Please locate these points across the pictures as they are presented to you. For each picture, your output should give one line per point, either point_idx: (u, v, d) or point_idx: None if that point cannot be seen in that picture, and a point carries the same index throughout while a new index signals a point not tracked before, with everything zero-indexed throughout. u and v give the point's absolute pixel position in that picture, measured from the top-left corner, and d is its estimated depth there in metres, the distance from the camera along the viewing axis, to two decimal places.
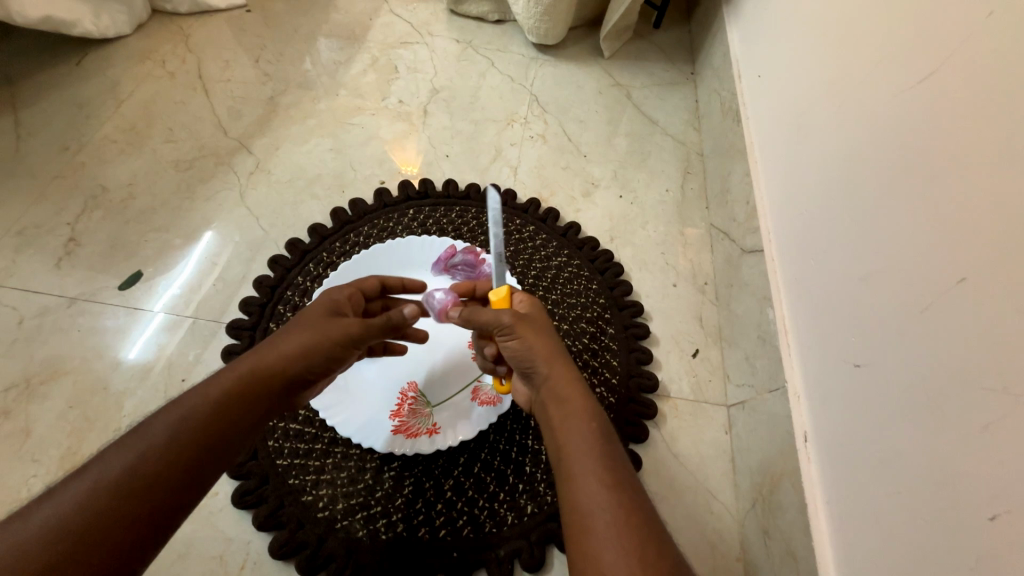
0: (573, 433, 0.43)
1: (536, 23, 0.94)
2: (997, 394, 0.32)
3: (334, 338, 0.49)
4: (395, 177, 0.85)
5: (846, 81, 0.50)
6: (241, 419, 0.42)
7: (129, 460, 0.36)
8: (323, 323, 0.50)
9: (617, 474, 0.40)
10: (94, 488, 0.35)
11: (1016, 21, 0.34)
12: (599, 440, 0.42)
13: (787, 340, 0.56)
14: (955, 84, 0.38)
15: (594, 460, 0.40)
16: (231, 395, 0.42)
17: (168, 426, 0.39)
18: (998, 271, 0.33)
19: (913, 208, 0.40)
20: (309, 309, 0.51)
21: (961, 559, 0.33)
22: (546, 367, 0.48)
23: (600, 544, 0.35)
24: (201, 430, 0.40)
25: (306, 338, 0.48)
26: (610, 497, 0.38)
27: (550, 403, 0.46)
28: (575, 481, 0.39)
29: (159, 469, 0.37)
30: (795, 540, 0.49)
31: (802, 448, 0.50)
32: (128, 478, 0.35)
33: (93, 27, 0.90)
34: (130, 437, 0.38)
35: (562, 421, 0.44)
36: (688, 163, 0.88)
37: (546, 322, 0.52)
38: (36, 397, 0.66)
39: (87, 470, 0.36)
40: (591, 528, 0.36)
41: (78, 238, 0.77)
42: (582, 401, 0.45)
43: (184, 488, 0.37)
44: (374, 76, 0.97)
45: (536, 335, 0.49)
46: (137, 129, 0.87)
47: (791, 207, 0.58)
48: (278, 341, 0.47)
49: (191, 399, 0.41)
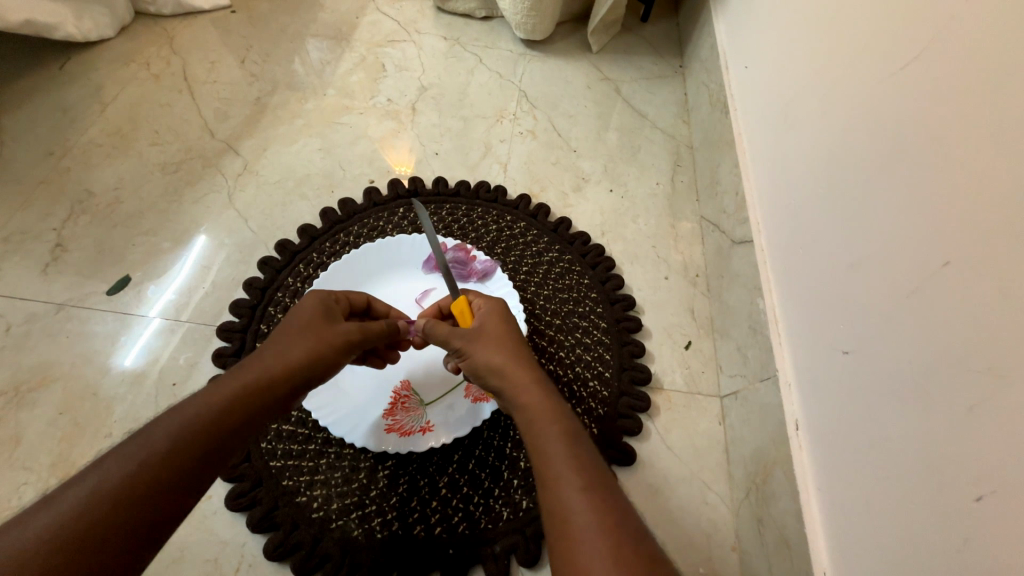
0: (544, 436, 0.42)
1: (523, 18, 0.94)
2: (983, 376, 0.33)
3: (334, 345, 0.50)
4: (385, 175, 0.85)
5: (829, 73, 0.51)
6: (244, 425, 0.42)
7: (129, 467, 0.36)
8: (322, 331, 0.50)
9: (594, 476, 0.39)
10: (91, 496, 0.34)
11: (988, 15, 0.35)
12: (577, 442, 0.42)
13: (777, 331, 0.56)
14: (932, 75, 0.38)
15: (573, 460, 0.40)
16: (234, 400, 0.42)
17: (168, 434, 0.38)
18: (978, 256, 0.34)
19: (900, 195, 0.40)
20: (306, 312, 0.51)
21: (949, 540, 0.33)
22: (499, 381, 0.48)
23: (579, 544, 0.35)
24: (201, 437, 0.39)
25: (310, 346, 0.48)
26: (586, 499, 0.38)
27: (517, 410, 0.46)
28: (555, 482, 0.39)
29: (155, 475, 0.36)
30: (788, 528, 0.49)
31: (793, 436, 0.50)
32: (129, 484, 0.35)
33: (75, 30, 0.89)
34: (129, 443, 0.37)
35: (537, 423, 0.43)
36: (678, 156, 0.88)
37: (505, 330, 0.52)
38: (26, 405, 0.65)
39: (84, 477, 0.35)
40: (569, 528, 0.36)
41: (65, 244, 0.76)
42: (552, 402, 0.45)
43: (181, 495, 0.37)
44: (362, 75, 0.96)
45: (490, 348, 0.49)
46: (123, 133, 0.87)
47: (778, 198, 0.59)
48: (282, 347, 0.47)
49: (193, 406, 0.40)
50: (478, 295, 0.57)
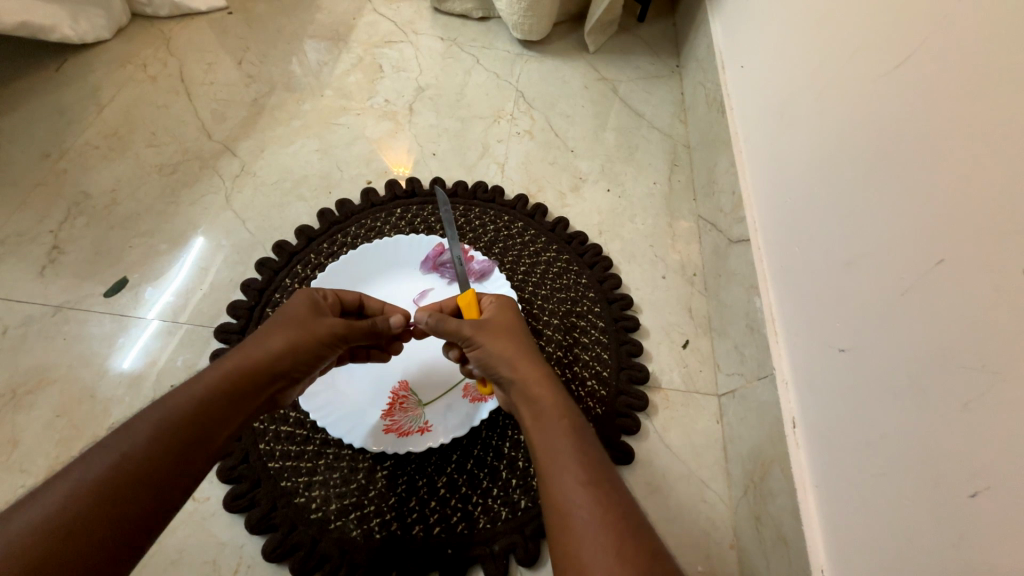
0: (546, 432, 0.42)
1: (520, 19, 0.94)
2: (977, 372, 0.33)
3: (320, 337, 0.50)
4: (383, 176, 0.85)
5: (824, 70, 0.51)
6: (228, 417, 0.42)
7: (113, 460, 0.36)
8: (307, 323, 0.50)
9: (593, 470, 0.39)
10: (76, 490, 0.34)
11: (979, 15, 0.35)
12: (574, 436, 0.42)
13: (773, 329, 0.56)
14: (923, 75, 0.39)
15: (570, 456, 0.40)
16: (218, 393, 0.42)
17: (152, 427, 0.38)
18: (973, 253, 0.34)
19: (895, 190, 0.40)
20: (291, 307, 0.51)
21: (946, 536, 0.33)
22: (508, 370, 0.48)
23: (580, 540, 0.35)
24: (186, 429, 0.39)
25: (292, 336, 0.48)
26: (586, 494, 0.37)
27: (523, 403, 0.46)
28: (555, 477, 0.39)
29: (142, 468, 0.36)
30: (785, 525, 0.49)
31: (790, 433, 0.50)
32: (116, 477, 0.35)
33: (72, 32, 0.89)
34: (114, 437, 0.37)
35: (539, 419, 0.44)
36: (675, 155, 0.89)
37: (510, 325, 0.52)
38: (23, 407, 0.65)
39: (68, 472, 0.34)
40: (569, 524, 0.36)
41: (62, 246, 0.76)
42: (557, 398, 0.45)
43: (170, 488, 0.37)
44: (359, 76, 0.96)
45: (498, 340, 0.50)
46: (120, 135, 0.87)
47: (775, 195, 0.59)
48: (263, 339, 0.47)
49: (177, 398, 0.40)
50: (487, 294, 0.58)
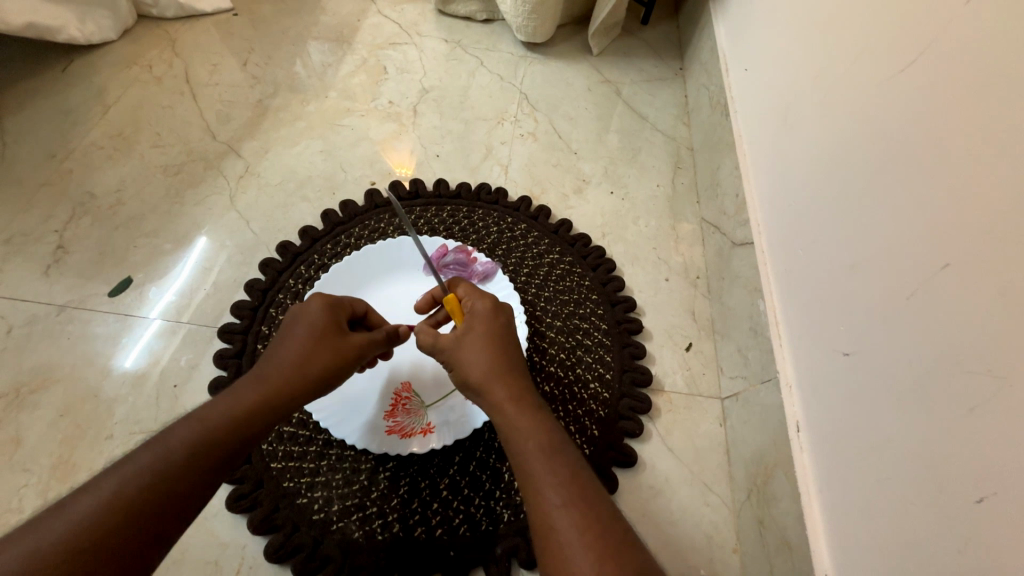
0: (519, 451, 0.42)
1: (524, 21, 0.94)
2: (983, 377, 0.33)
3: (347, 358, 0.49)
4: (386, 177, 0.85)
5: (830, 74, 0.51)
6: (255, 436, 0.42)
7: (145, 475, 0.36)
8: (336, 341, 0.49)
9: (578, 490, 0.39)
10: (108, 502, 0.34)
11: (979, 23, 0.35)
12: (552, 452, 0.41)
13: (779, 332, 0.56)
14: (925, 81, 0.39)
15: (550, 474, 0.40)
16: (247, 413, 0.42)
17: (184, 445, 0.38)
18: (978, 258, 0.34)
19: (902, 193, 0.40)
20: (318, 318, 0.50)
21: (950, 541, 0.33)
22: (477, 380, 0.47)
23: (567, 561, 0.36)
24: (213, 447, 0.39)
25: (324, 357, 0.48)
26: (568, 515, 0.37)
27: (493, 417, 0.45)
28: (539, 497, 0.39)
29: (163, 484, 0.36)
30: (789, 531, 0.49)
31: (795, 438, 0.50)
32: (141, 493, 0.35)
33: (78, 33, 0.90)
34: (145, 451, 0.37)
35: (509, 437, 0.43)
36: (679, 158, 0.89)
37: (490, 334, 0.50)
38: (27, 406, 0.65)
39: (99, 484, 0.35)
40: (556, 548, 0.36)
41: (67, 246, 0.77)
42: (535, 416, 0.44)
43: (192, 504, 0.37)
44: (364, 77, 0.96)
45: (470, 355, 0.48)
46: (124, 135, 0.87)
47: (779, 199, 0.58)
48: (297, 357, 0.46)
49: (208, 416, 0.40)
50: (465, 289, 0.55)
